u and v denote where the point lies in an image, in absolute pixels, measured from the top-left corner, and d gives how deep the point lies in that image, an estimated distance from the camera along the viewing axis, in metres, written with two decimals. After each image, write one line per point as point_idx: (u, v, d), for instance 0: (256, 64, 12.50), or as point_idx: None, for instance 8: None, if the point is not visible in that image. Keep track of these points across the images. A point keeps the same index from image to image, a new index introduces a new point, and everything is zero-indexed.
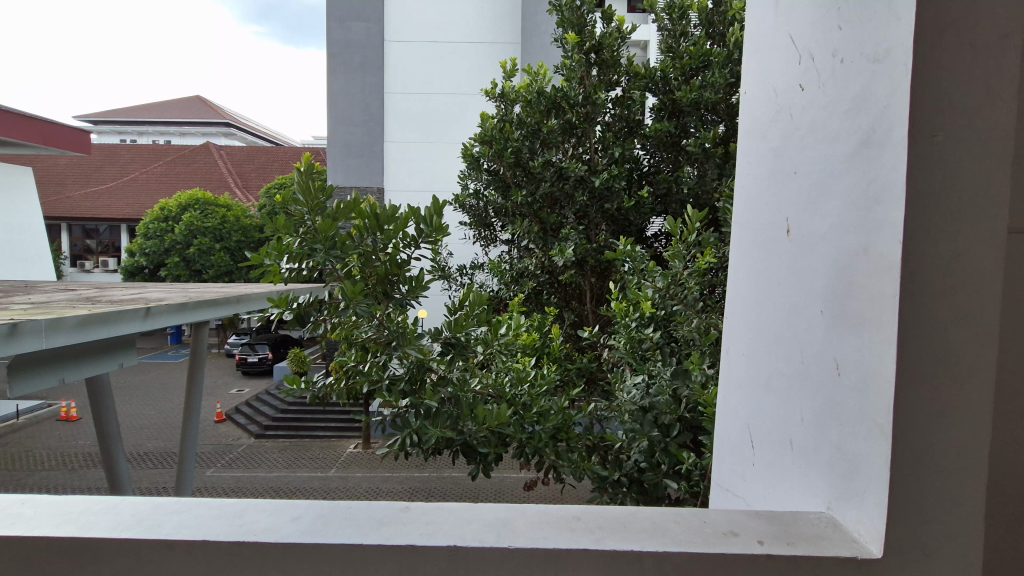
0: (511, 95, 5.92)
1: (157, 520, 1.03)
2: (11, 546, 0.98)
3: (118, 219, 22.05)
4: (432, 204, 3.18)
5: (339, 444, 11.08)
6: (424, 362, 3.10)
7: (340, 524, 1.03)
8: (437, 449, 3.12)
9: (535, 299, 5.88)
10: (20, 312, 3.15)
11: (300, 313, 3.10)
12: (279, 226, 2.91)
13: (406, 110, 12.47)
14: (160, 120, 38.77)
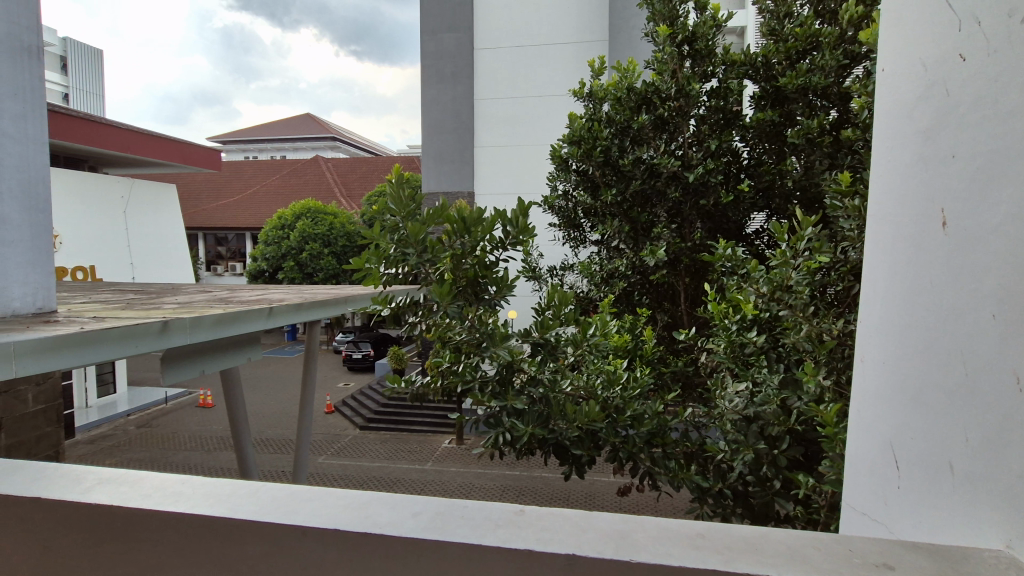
0: (599, 94, 5.82)
1: (292, 506, 1.09)
2: (174, 521, 1.09)
3: (243, 228, 24.64)
4: (519, 205, 3.19)
5: (434, 439, 11.55)
6: (514, 364, 3.15)
7: (456, 524, 1.04)
8: (529, 448, 3.15)
9: (626, 300, 5.73)
10: (171, 311, 3.60)
11: (396, 313, 3.31)
12: (373, 230, 3.14)
13: (495, 115, 12.72)
14: (276, 138, 42.90)
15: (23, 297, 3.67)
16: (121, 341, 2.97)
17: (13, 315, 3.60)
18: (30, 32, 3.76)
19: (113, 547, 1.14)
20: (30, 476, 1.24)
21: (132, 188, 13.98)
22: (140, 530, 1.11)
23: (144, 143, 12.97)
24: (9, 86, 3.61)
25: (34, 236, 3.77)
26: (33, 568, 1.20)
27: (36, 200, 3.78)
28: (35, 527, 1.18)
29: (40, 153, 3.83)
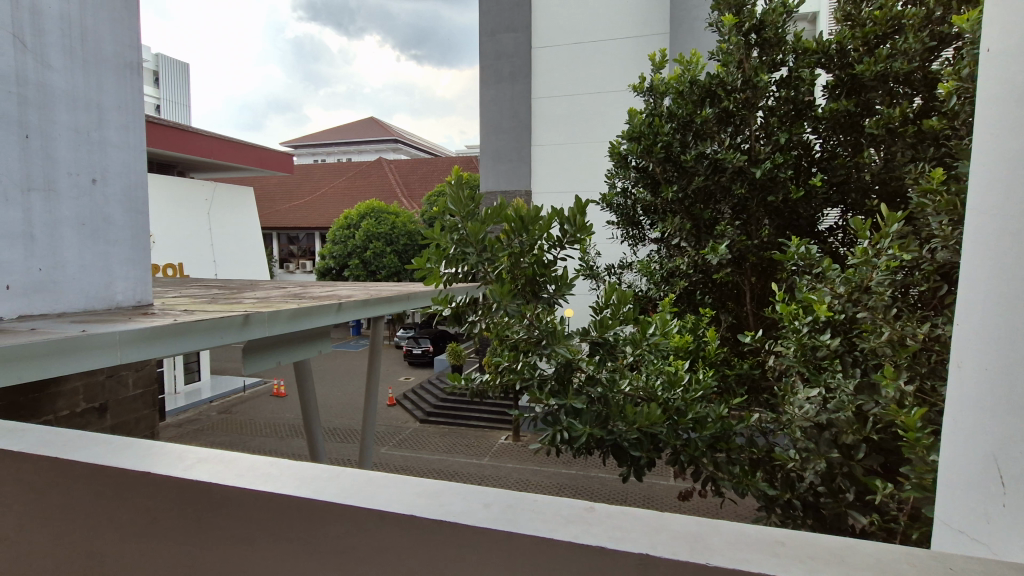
0: (660, 89, 5.70)
1: (370, 491, 1.08)
2: (256, 500, 1.06)
3: (311, 228, 25.93)
4: (576, 203, 3.18)
5: (491, 435, 11.71)
6: (574, 361, 3.18)
7: (528, 517, 1.01)
8: (587, 449, 3.14)
9: (688, 299, 5.58)
10: (251, 306, 3.85)
11: (457, 313, 3.38)
12: (434, 230, 3.23)
13: (553, 113, 12.68)
14: (341, 143, 44.87)
15: (126, 291, 4.04)
16: (208, 333, 3.21)
17: (116, 307, 3.96)
18: (131, 48, 4.12)
19: (191, 527, 1.11)
20: (115, 449, 1.24)
21: (214, 191, 15.04)
22: (220, 510, 1.08)
23: (224, 149, 13.91)
24: (114, 99, 3.98)
25: (134, 236, 4.14)
26: (107, 545, 1.18)
27: (136, 202, 4.15)
28: (115, 503, 1.16)
29: (140, 160, 4.19)
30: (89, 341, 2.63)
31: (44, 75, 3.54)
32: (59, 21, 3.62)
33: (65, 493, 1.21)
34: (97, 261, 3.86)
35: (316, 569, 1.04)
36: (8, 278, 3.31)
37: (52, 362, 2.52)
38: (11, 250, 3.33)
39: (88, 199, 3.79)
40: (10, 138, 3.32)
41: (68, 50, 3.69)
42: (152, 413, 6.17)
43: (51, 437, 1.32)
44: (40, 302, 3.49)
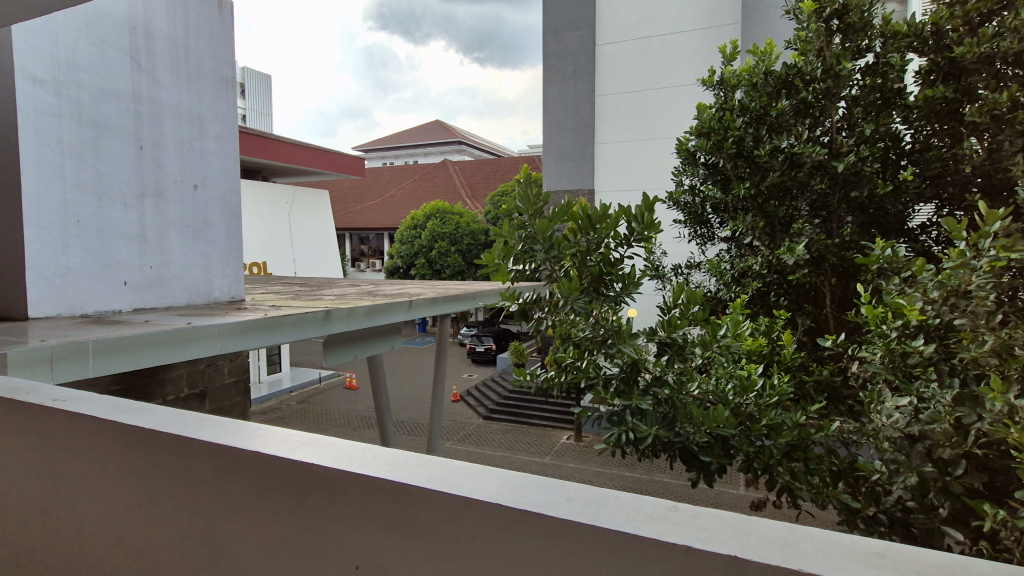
0: (732, 81, 5.51)
1: (457, 480, 1.12)
2: (357, 484, 1.13)
3: (380, 228, 27.02)
4: (645, 200, 3.14)
5: (553, 434, 11.73)
6: (642, 362, 3.16)
7: (611, 512, 1.01)
8: (653, 451, 3.10)
9: (761, 300, 5.31)
10: (330, 302, 4.08)
11: (523, 309, 3.43)
12: (501, 227, 3.29)
13: (617, 110, 12.50)
14: (408, 146, 46.39)
15: (222, 287, 4.37)
16: (294, 327, 3.45)
17: (213, 302, 4.31)
18: (227, 65, 4.50)
19: (297, 506, 1.20)
20: (230, 432, 1.37)
21: (294, 195, 15.98)
22: (323, 491, 1.17)
23: (302, 154, 14.75)
24: (213, 112, 4.35)
25: (229, 236, 4.48)
26: (223, 519, 1.30)
27: (231, 206, 4.50)
28: (230, 479, 1.28)
29: (234, 167, 4.56)
30: (194, 333, 2.91)
31: (157, 92, 3.92)
32: (168, 43, 4.01)
33: (185, 470, 1.33)
34: (198, 260, 4.23)
35: (410, 550, 1.09)
36: (126, 274, 3.70)
37: (162, 351, 2.80)
38: (128, 250, 3.73)
39: (191, 204, 4.17)
40: (127, 149, 3.71)
41: (175, 68, 4.08)
42: (245, 400, 6.62)
43: (173, 417, 1.47)
44: (152, 297, 3.87)
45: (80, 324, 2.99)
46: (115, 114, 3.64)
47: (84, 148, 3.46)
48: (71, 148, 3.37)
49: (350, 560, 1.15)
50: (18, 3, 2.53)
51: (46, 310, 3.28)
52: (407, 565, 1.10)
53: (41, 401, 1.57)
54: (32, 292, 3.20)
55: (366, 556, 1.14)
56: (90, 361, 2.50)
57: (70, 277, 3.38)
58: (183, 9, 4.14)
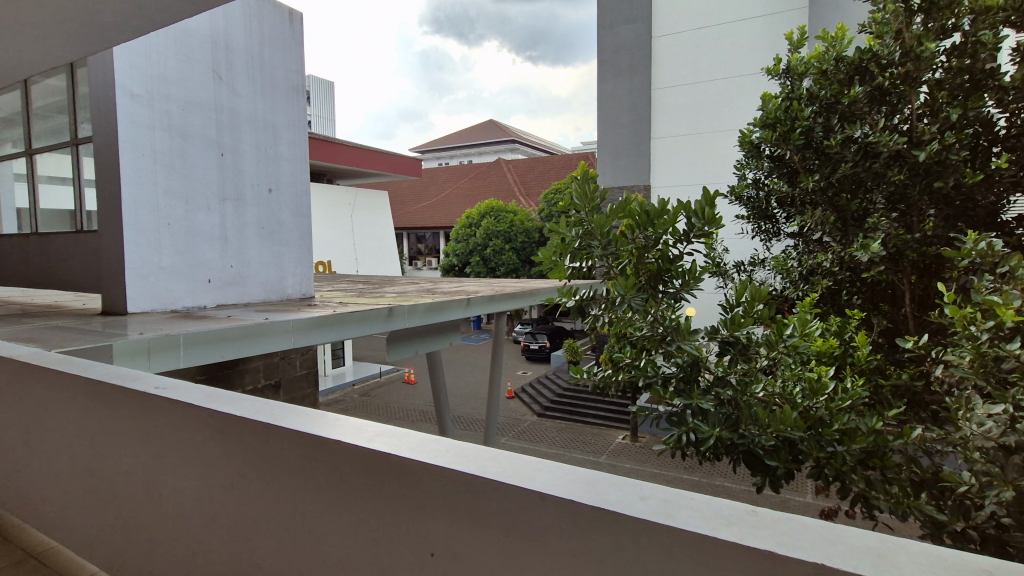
0: (799, 69, 5.23)
1: (529, 474, 1.14)
2: (433, 475, 1.18)
3: (436, 227, 27.63)
4: (704, 195, 3.06)
5: (608, 433, 11.60)
6: (702, 362, 3.09)
7: (687, 513, 0.98)
8: (716, 453, 3.00)
9: (832, 299, 5.02)
10: (393, 300, 4.23)
11: (580, 305, 3.44)
12: (559, 224, 3.31)
13: (675, 103, 12.17)
14: (462, 146, 47.13)
15: (294, 285, 4.64)
16: (359, 323, 3.60)
17: (287, 298, 4.58)
18: (298, 74, 4.75)
19: (376, 494, 1.26)
20: (313, 422, 1.45)
21: (356, 196, 16.61)
22: (401, 480, 1.22)
23: (363, 156, 15.29)
24: (285, 119, 4.61)
25: (300, 237, 4.74)
26: (308, 504, 1.38)
27: (302, 208, 4.76)
28: (314, 467, 1.35)
29: (305, 171, 4.81)
30: (272, 328, 3.11)
31: (235, 102, 4.19)
32: (245, 55, 4.28)
33: (273, 457, 1.42)
34: (274, 259, 4.49)
35: (483, 541, 1.12)
36: (209, 273, 3.99)
37: (243, 345, 2.99)
38: (212, 250, 4.01)
39: (266, 206, 4.44)
40: (210, 156, 3.98)
41: (252, 79, 4.34)
42: (314, 392, 6.97)
43: (261, 406, 1.58)
44: (232, 294, 4.16)
45: (172, 318, 3.25)
46: (200, 124, 3.92)
47: (174, 156, 3.74)
48: (162, 155, 3.66)
49: (426, 547, 1.20)
50: (120, 25, 2.76)
51: (143, 306, 3.58)
52: (481, 556, 1.12)
53: (145, 388, 1.72)
54: (131, 289, 3.50)
55: (442, 545, 1.18)
56: (181, 353, 2.72)
57: (162, 275, 3.68)
58: (258, 21, 4.39)
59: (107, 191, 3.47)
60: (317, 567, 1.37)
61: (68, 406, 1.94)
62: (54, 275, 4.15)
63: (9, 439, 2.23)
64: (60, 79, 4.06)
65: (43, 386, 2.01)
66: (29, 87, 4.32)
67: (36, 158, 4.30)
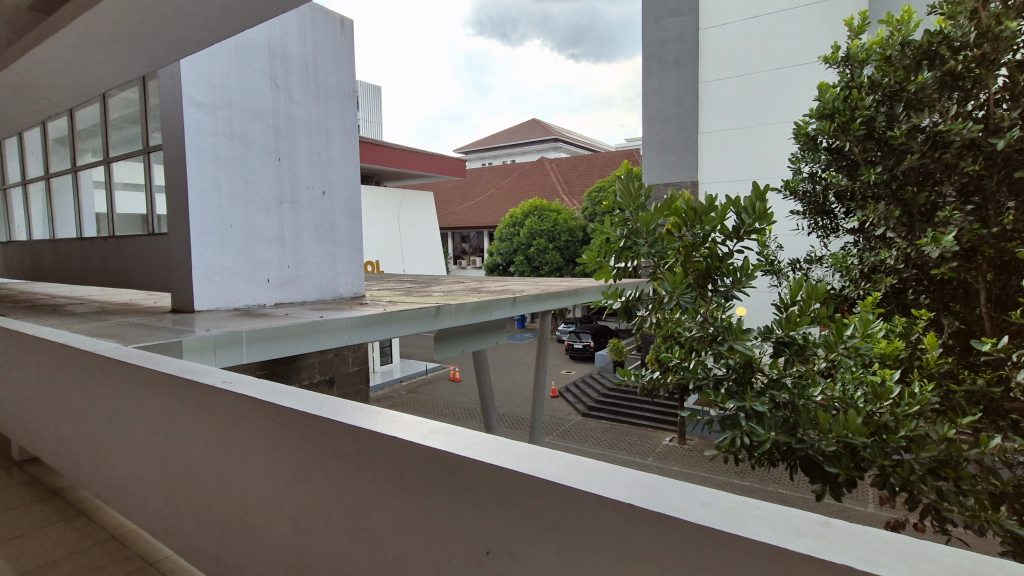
0: (860, 55, 4.96)
1: (586, 476, 1.13)
2: (489, 474, 1.19)
3: (480, 227, 27.89)
4: (755, 190, 2.96)
5: (655, 435, 11.39)
6: (755, 362, 2.99)
7: (753, 522, 0.94)
8: (771, 459, 2.87)
9: (896, 298, 4.73)
10: (440, 299, 4.29)
11: (627, 306, 3.39)
12: (602, 223, 3.25)
13: (724, 97, 11.80)
14: (505, 145, 47.33)
15: (347, 284, 4.79)
16: (408, 322, 3.69)
17: (339, 297, 4.72)
18: (349, 80, 4.90)
19: (433, 489, 1.28)
20: (369, 417, 1.49)
21: (402, 197, 16.98)
22: (456, 477, 1.24)
23: (409, 157, 15.59)
24: (337, 124, 4.76)
25: (352, 238, 4.89)
26: (366, 498, 1.42)
27: (353, 209, 4.91)
28: (372, 461, 1.39)
29: (356, 173, 4.95)
30: (326, 326, 3.22)
31: (291, 109, 4.36)
32: (300, 63, 4.45)
33: (333, 451, 1.47)
34: (327, 260, 4.65)
35: (539, 541, 1.12)
36: (268, 273, 4.17)
37: (299, 342, 3.11)
38: (270, 251, 4.19)
39: (320, 209, 4.60)
40: (268, 161, 4.16)
41: (307, 86, 4.51)
42: (365, 388, 7.18)
43: (320, 401, 1.63)
44: (289, 293, 4.33)
45: (234, 317, 3.41)
46: (259, 130, 4.09)
47: (236, 161, 3.93)
48: (225, 161, 3.85)
49: (482, 545, 1.21)
50: (187, 38, 2.92)
51: (208, 304, 3.78)
52: (538, 557, 1.12)
53: (214, 383, 1.81)
54: (197, 288, 3.71)
55: (497, 544, 1.18)
56: (244, 349, 2.85)
57: (225, 275, 3.87)
58: (312, 31, 4.56)
59: (176, 196, 3.68)
60: (376, 559, 1.41)
61: (145, 397, 2.07)
62: (129, 275, 4.44)
63: (92, 428, 2.40)
64: (134, 91, 4.33)
65: (122, 379, 2.16)
66: (107, 100, 4.65)
67: (112, 166, 4.62)
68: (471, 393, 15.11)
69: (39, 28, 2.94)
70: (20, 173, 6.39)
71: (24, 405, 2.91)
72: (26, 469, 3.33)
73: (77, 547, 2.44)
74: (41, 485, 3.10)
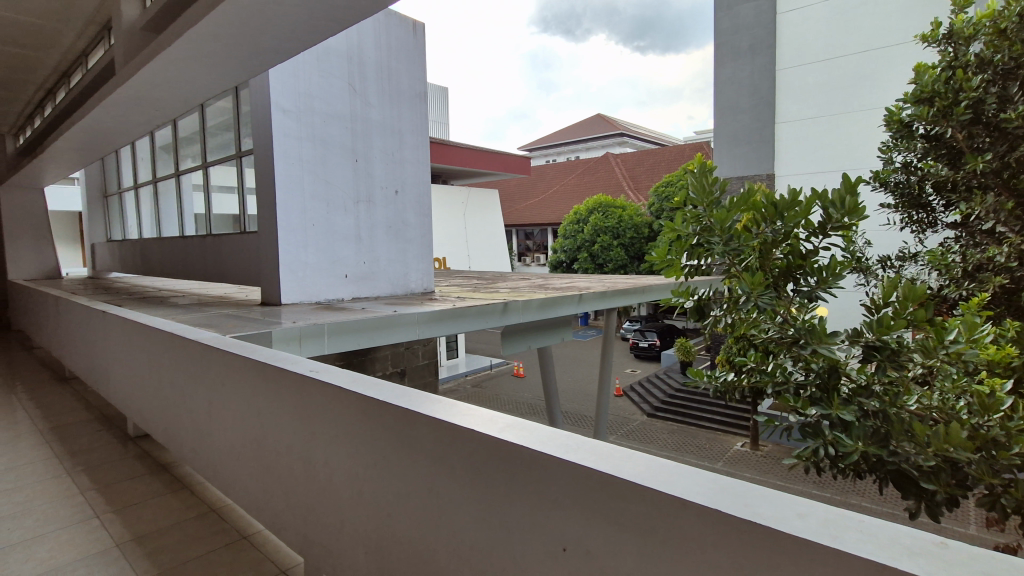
0: (966, 31, 4.49)
1: (668, 478, 1.10)
2: (565, 470, 1.19)
3: (544, 224, 27.90)
4: (844, 182, 2.77)
5: (725, 439, 10.96)
6: (842, 367, 2.76)
7: (855, 537, 0.89)
8: (858, 471, 2.65)
9: (1008, 299, 4.19)
10: (507, 295, 4.34)
11: (699, 305, 3.29)
12: (674, 220, 3.16)
13: (803, 84, 11.09)
14: (569, 142, 47.00)
15: (417, 280, 4.96)
16: (476, 317, 3.76)
17: (410, 293, 4.89)
18: (420, 81, 5.05)
19: (510, 484, 1.30)
20: (446, 410, 1.53)
21: (469, 195, 17.28)
22: (533, 472, 1.25)
23: (476, 155, 15.84)
24: (409, 125, 4.91)
25: (422, 235, 5.03)
26: (443, 488, 1.46)
27: (424, 207, 5.06)
28: (450, 453, 1.43)
29: (426, 172, 5.11)
30: (400, 320, 3.34)
31: (367, 112, 4.56)
32: (376, 67, 4.64)
33: (412, 440, 1.53)
34: (399, 256, 4.81)
35: (618, 542, 1.10)
36: (346, 269, 4.39)
37: (375, 336, 3.25)
38: (348, 248, 4.40)
39: (393, 207, 4.78)
40: (346, 162, 4.36)
41: (381, 89, 4.68)
42: (434, 380, 7.40)
43: (399, 392, 1.70)
44: (364, 289, 4.54)
45: (315, 310, 3.61)
46: (338, 133, 4.31)
47: (316, 163, 4.15)
48: (308, 163, 4.07)
49: (558, 542, 1.21)
50: (277, 48, 3.12)
51: (292, 298, 4.02)
52: (617, 558, 1.10)
53: (302, 372, 1.93)
54: (283, 283, 3.96)
55: (574, 542, 1.18)
56: (325, 340, 3.02)
57: (307, 271, 4.11)
58: (386, 36, 4.74)
59: (265, 197, 3.96)
60: (453, 548, 1.45)
61: (240, 383, 2.24)
62: (223, 270, 4.82)
63: (195, 410, 2.63)
64: (228, 100, 4.69)
65: (222, 365, 2.35)
66: (205, 109, 5.05)
67: (209, 170, 5.02)
68: (535, 389, 15.17)
69: (152, 45, 3.25)
70: (133, 178, 7.09)
71: (138, 387, 3.23)
72: (139, 444, 3.71)
73: (182, 517, 2.68)
74: (152, 460, 3.44)
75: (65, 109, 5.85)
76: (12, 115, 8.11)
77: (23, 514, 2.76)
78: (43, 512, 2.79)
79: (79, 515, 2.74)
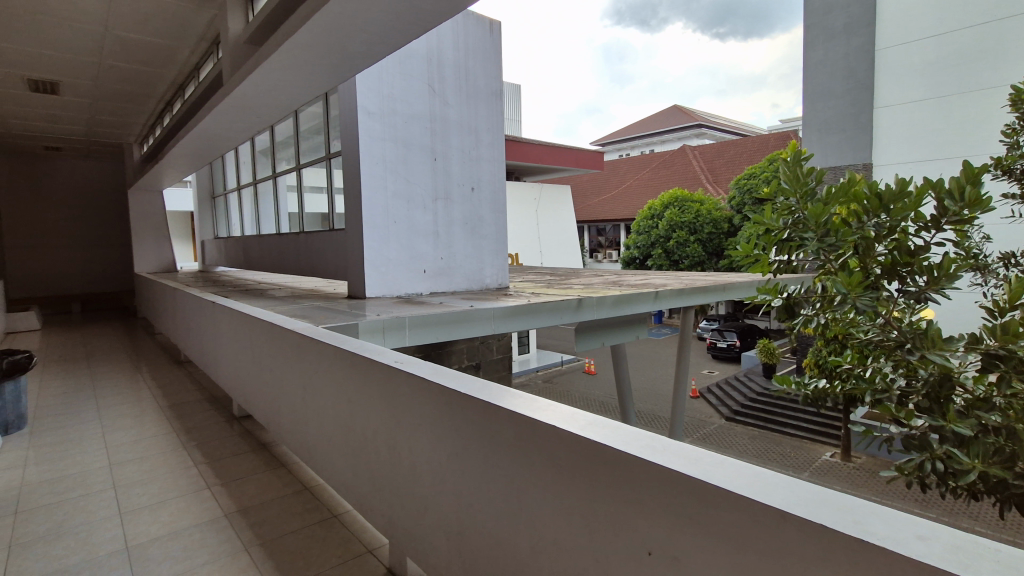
0: None
1: (765, 487, 1.05)
2: (652, 473, 1.16)
3: (616, 219, 27.37)
4: (965, 170, 2.49)
5: (813, 448, 10.27)
6: (956, 377, 2.47)
7: (990, 568, 0.80)
8: (974, 492, 2.36)
9: None
10: (581, 291, 4.31)
11: (789, 304, 3.09)
12: (762, 213, 2.99)
13: (908, 63, 10.10)
14: (644, 134, 45.72)
15: (492, 275, 5.03)
16: (551, 313, 3.76)
17: (485, 288, 4.98)
18: (495, 79, 5.11)
19: (594, 483, 1.29)
20: (527, 405, 1.54)
21: (541, 191, 17.29)
22: (617, 472, 1.23)
23: (548, 151, 15.79)
24: (484, 124, 5.00)
25: (497, 231, 5.10)
26: (525, 482, 1.48)
27: (499, 204, 5.13)
28: (532, 447, 1.44)
29: (501, 169, 5.18)
30: (476, 314, 3.41)
31: (445, 111, 4.68)
32: (454, 68, 4.76)
33: (493, 433, 1.56)
34: (475, 252, 4.92)
35: (709, 549, 1.07)
36: (424, 264, 4.54)
37: (452, 329, 3.34)
38: (426, 244, 4.55)
39: (469, 204, 4.88)
40: (425, 161, 4.51)
41: (458, 88, 4.79)
42: (507, 374, 7.50)
43: (479, 386, 1.73)
44: (441, 283, 4.67)
45: (397, 303, 3.77)
46: (417, 133, 4.45)
47: (398, 163, 4.32)
48: (390, 163, 4.25)
49: (643, 545, 1.19)
50: (363, 53, 3.28)
51: (375, 291, 4.22)
52: (708, 566, 1.07)
53: (388, 363, 2.02)
54: (367, 278, 4.17)
55: (663, 546, 1.15)
56: (406, 333, 3.14)
57: (389, 266, 4.29)
58: (464, 36, 4.84)
59: (351, 196, 4.18)
60: (535, 541, 1.46)
61: (332, 372, 2.39)
62: (313, 265, 5.16)
63: (291, 394, 2.84)
64: (319, 106, 4.99)
65: (315, 354, 2.51)
66: (298, 115, 5.40)
67: (302, 172, 5.37)
68: (607, 387, 14.96)
69: (253, 57, 3.53)
70: (236, 180, 7.74)
71: (241, 372, 3.54)
72: (243, 424, 4.06)
73: (281, 493, 2.91)
74: (254, 438, 3.75)
75: (181, 118, 6.47)
76: (136, 126, 9.09)
77: (150, 481, 3.12)
78: (166, 480, 3.13)
79: (196, 485, 3.05)
